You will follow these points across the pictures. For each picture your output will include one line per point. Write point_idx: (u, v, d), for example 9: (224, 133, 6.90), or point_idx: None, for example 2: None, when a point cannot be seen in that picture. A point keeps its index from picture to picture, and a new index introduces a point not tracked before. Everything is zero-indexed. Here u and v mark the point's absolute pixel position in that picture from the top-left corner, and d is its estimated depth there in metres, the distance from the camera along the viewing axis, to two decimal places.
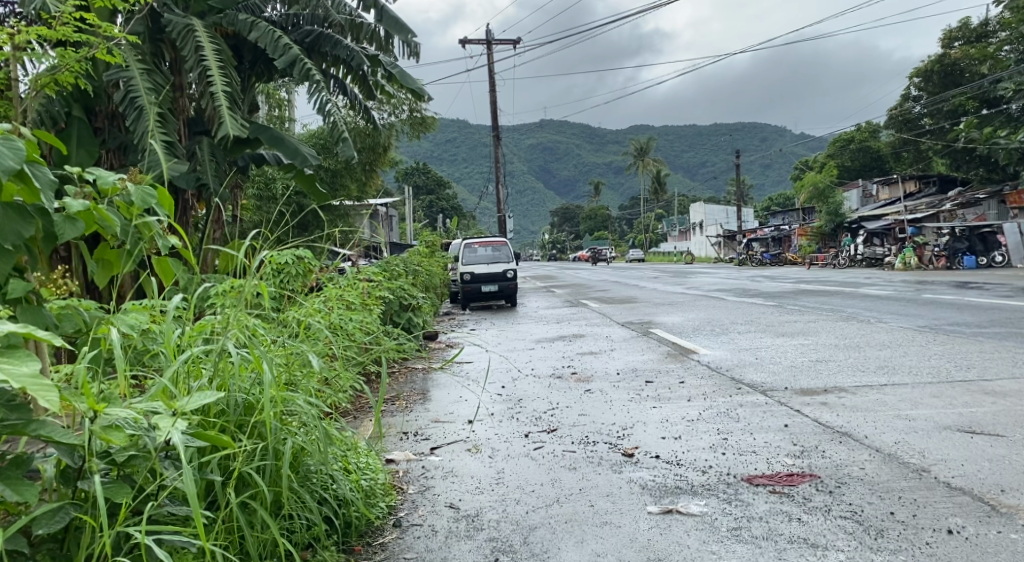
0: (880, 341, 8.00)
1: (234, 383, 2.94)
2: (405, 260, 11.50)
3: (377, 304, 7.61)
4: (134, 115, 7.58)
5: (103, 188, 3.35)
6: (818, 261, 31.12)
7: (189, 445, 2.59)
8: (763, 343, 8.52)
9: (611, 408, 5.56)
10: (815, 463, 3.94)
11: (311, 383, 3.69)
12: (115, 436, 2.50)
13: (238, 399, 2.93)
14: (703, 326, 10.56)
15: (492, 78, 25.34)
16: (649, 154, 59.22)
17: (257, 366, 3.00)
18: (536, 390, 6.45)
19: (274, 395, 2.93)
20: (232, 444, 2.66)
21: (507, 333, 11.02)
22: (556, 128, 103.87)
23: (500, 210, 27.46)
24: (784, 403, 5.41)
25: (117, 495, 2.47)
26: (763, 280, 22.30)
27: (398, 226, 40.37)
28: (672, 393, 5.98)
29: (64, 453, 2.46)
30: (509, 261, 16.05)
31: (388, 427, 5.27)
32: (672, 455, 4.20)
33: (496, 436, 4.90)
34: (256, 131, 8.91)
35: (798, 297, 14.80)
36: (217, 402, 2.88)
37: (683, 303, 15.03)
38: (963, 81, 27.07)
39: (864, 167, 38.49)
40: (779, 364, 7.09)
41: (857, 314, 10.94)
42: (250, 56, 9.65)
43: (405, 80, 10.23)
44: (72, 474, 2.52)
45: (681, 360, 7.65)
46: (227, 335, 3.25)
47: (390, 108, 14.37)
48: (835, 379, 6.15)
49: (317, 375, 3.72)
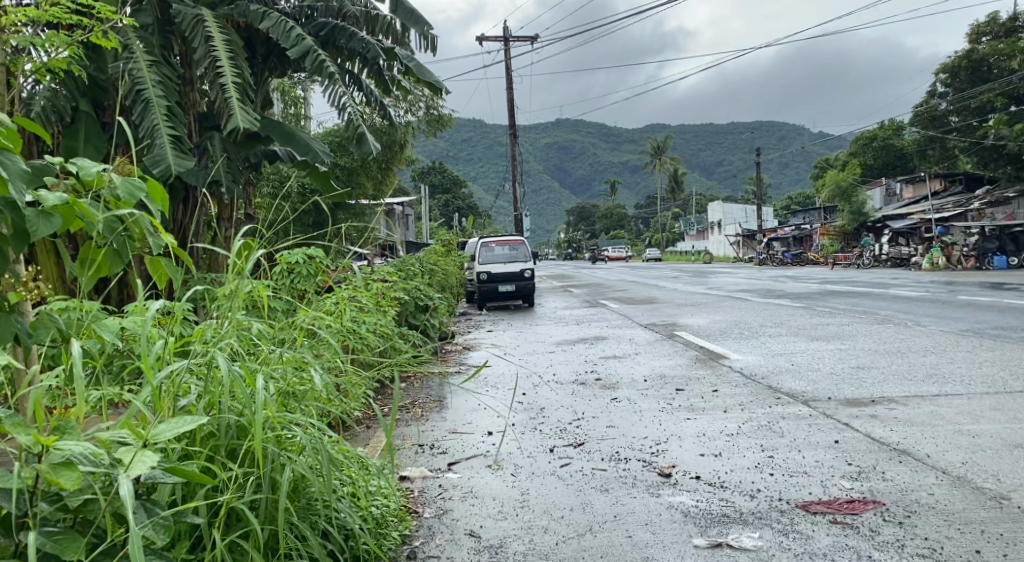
0: (922, 347, 7.56)
1: (224, 403, 2.59)
2: (421, 259, 11.15)
3: (392, 306, 7.25)
4: (140, 107, 7.22)
5: (85, 179, 2.96)
6: (841, 261, 30.55)
7: (160, 484, 2.26)
8: (797, 347, 8.10)
9: (641, 419, 5.16)
10: (875, 486, 3.54)
11: (317, 398, 3.32)
12: (65, 477, 2.17)
13: (226, 422, 2.56)
14: (731, 328, 10.13)
15: (509, 76, 24.93)
16: (666, 153, 58.69)
17: (249, 382, 2.64)
18: (559, 397, 6.06)
19: (269, 416, 2.58)
20: (212, 480, 2.31)
21: (526, 335, 10.62)
22: (573, 127, 103.33)
23: (517, 210, 27.11)
24: (830, 415, 5.00)
25: (67, 552, 2.17)
26: (787, 280, 21.79)
27: (414, 225, 40.10)
28: (707, 403, 5.58)
29: (1, 498, 2.14)
30: (526, 260, 15.67)
31: (402, 439, 4.89)
32: (714, 477, 3.82)
33: (518, 451, 4.50)
34: (269, 126, 8.56)
35: (826, 298, 14.33)
36: (204, 426, 2.53)
37: (707, 303, 14.61)
38: (991, 77, 26.41)
39: (887, 166, 37.83)
40: (818, 371, 6.67)
41: (892, 316, 10.48)
42: (263, 50, 9.32)
43: (423, 73, 9.88)
44: (15, 522, 2.20)
45: (712, 366, 7.24)
46: (220, 346, 2.89)
47: (406, 104, 13.95)
48: (881, 389, 5.72)
49: (323, 388, 3.35)
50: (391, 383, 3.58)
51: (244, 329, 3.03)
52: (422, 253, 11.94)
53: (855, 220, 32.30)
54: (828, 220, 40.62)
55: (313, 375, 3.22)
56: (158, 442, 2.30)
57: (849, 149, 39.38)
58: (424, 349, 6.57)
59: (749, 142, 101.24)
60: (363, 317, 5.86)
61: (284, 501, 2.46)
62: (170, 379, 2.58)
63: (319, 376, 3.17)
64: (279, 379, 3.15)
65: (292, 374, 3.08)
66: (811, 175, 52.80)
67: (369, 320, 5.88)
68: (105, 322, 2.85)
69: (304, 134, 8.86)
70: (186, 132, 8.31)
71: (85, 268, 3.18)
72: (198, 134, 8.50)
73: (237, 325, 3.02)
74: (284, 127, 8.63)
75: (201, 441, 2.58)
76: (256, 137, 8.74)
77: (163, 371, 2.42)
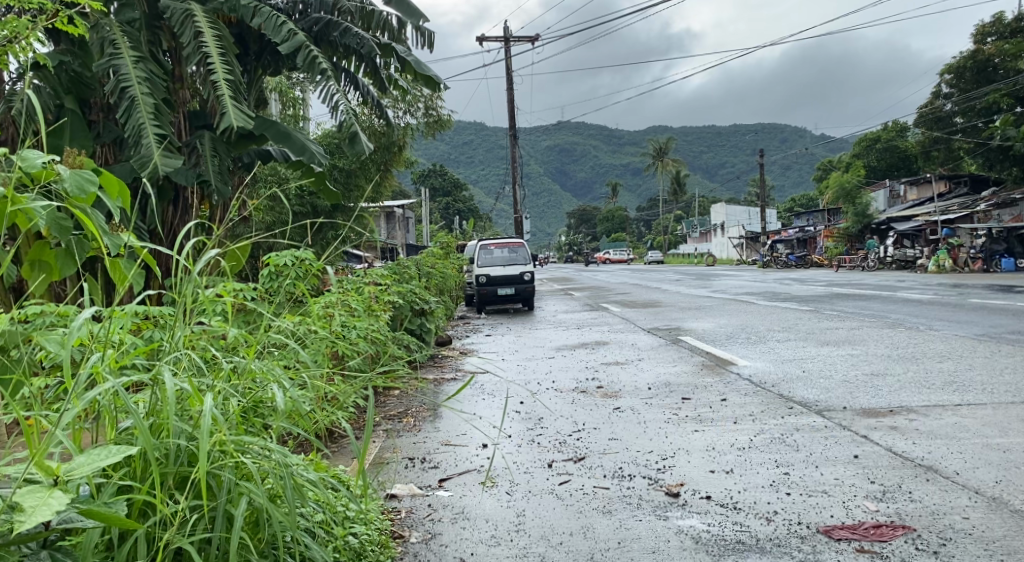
0: (938, 352, 7.25)
1: (168, 427, 2.33)
2: (418, 262, 10.88)
3: (385, 310, 6.97)
4: (126, 105, 6.86)
5: (28, 172, 2.66)
6: (846, 263, 30.19)
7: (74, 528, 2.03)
8: (807, 353, 7.79)
9: (645, 431, 4.88)
10: (902, 509, 3.24)
11: (289, 415, 3.04)
12: None
13: (173, 449, 2.32)
14: (737, 334, 9.81)
15: (510, 77, 24.66)
16: (668, 155, 58.38)
17: (199, 401, 2.40)
18: (558, 406, 5.77)
19: (220, 441, 2.31)
20: (136, 523, 2.08)
21: (525, 339, 10.33)
22: (574, 129, 103.02)
23: (518, 212, 26.82)
24: (847, 427, 4.71)
25: None
26: (793, 282, 21.49)
27: (415, 228, 39.93)
28: (715, 413, 5.28)
29: None
30: (526, 262, 15.38)
31: (392, 453, 4.61)
32: (725, 497, 3.53)
33: (515, 466, 4.21)
34: (261, 126, 8.27)
35: (833, 302, 13.99)
36: (142, 455, 2.28)
37: (712, 306, 14.33)
38: (997, 77, 26.11)
39: (891, 168, 37.53)
40: (831, 378, 6.37)
41: (903, 320, 10.16)
42: (256, 47, 9.05)
43: (419, 69, 9.58)
44: None
45: (719, 373, 6.93)
46: (171, 360, 2.63)
47: (405, 105, 13.65)
48: (900, 398, 5.42)
49: (296, 404, 3.07)
50: (377, 394, 3.30)
51: (198, 340, 2.76)
52: (419, 255, 11.67)
53: (859, 222, 32.01)
54: (831, 222, 40.33)
55: (284, 390, 2.94)
56: (73, 483, 2.08)
57: (853, 151, 39.05)
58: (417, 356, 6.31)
59: (752, 145, 100.87)
60: (353, 322, 5.61)
61: (234, 538, 2.20)
62: (111, 399, 2.35)
63: (290, 392, 2.89)
64: (248, 392, 2.88)
65: (261, 390, 2.80)
66: (814, 177, 52.47)
67: (360, 325, 5.60)
68: (50, 334, 2.59)
69: (298, 134, 8.57)
70: (175, 132, 8.03)
71: (36, 270, 2.98)
72: (188, 134, 8.22)
73: (191, 336, 2.74)
74: (277, 125, 8.35)
75: (146, 470, 2.35)
76: (248, 137, 8.47)
77: (91, 395, 2.18)
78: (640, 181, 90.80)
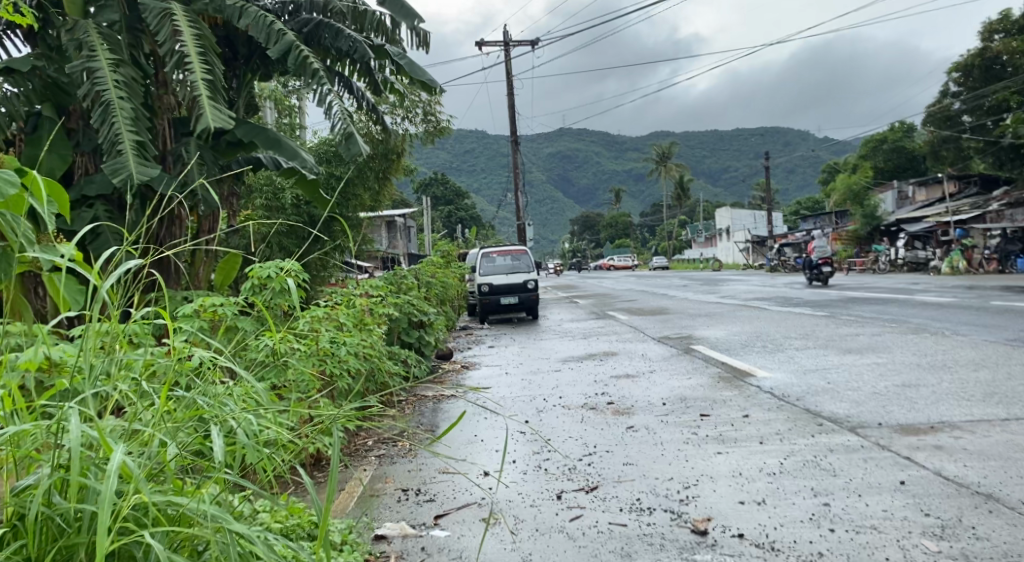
0: (968, 360, 6.83)
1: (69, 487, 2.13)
2: (416, 272, 10.47)
3: (379, 325, 6.57)
4: (100, 111, 6.36)
5: None
6: (856, 266, 29.74)
7: None
8: (829, 362, 7.35)
9: (662, 452, 4.47)
10: (968, 548, 2.89)
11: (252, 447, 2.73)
12: None
13: (82, 511, 2.14)
14: (752, 341, 9.37)
15: (511, 83, 24.24)
16: (671, 160, 57.85)
17: (111, 451, 2.18)
18: (566, 426, 5.33)
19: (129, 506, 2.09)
20: None
21: (530, 350, 9.91)
22: (576, 136, 102.65)
23: (520, 219, 26.39)
24: (886, 446, 4.27)
25: None
26: (805, 286, 21.01)
27: (418, 238, 39.54)
28: (738, 433, 4.82)
29: None
30: (530, 270, 14.93)
31: (384, 483, 4.19)
32: (759, 535, 3.12)
33: (518, 498, 3.77)
34: (248, 130, 7.84)
35: (848, 306, 13.53)
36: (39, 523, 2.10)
37: (723, 313, 13.87)
38: (1005, 75, 25.63)
39: (897, 170, 37.08)
40: (860, 390, 5.91)
41: (925, 325, 9.71)
42: (245, 50, 8.65)
43: (415, 72, 9.17)
44: None
45: (737, 386, 6.48)
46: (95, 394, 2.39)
47: (404, 111, 13.20)
48: (938, 412, 4.99)
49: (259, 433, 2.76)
50: (354, 424, 2.98)
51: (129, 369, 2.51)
52: (418, 265, 11.25)
53: (868, 224, 31.49)
54: (838, 224, 39.88)
55: (243, 421, 2.66)
56: None
57: (859, 153, 38.55)
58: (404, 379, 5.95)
59: (756, 147, 100.32)
60: (342, 337, 5.22)
61: None
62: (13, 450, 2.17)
63: (246, 424, 2.61)
64: (195, 432, 2.62)
65: (207, 429, 2.53)
66: (820, 181, 51.99)
67: (350, 341, 5.22)
68: None
69: (289, 140, 8.12)
70: (158, 140, 7.63)
71: None
72: (174, 141, 7.84)
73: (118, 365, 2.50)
74: (265, 131, 7.93)
75: (56, 535, 2.18)
76: (237, 144, 8.07)
77: None
78: (645, 187, 90.35)
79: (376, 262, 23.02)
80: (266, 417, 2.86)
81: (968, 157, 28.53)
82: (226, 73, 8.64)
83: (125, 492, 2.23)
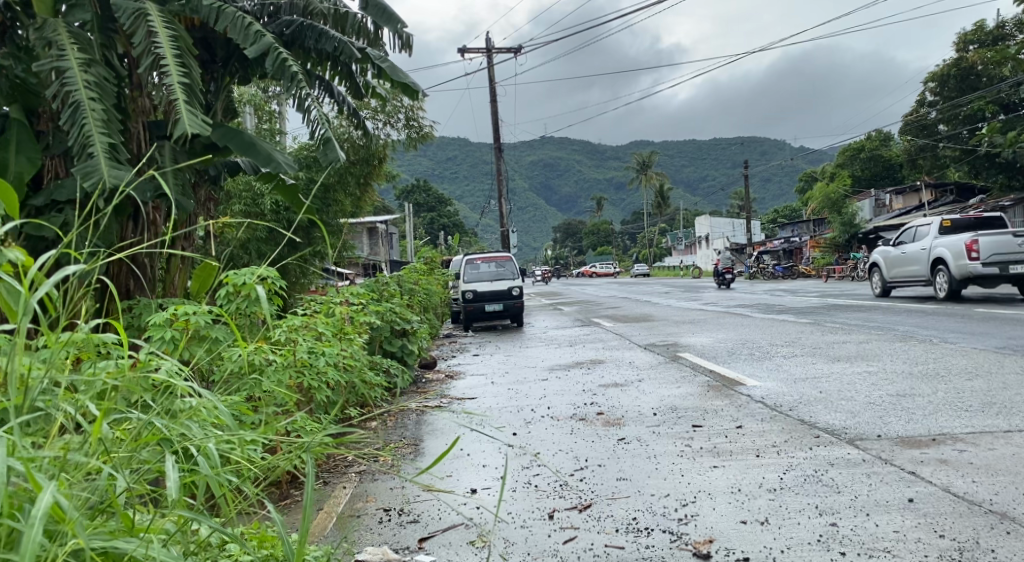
0: (961, 368, 6.69)
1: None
2: (398, 278, 10.26)
3: (360, 334, 6.36)
4: (69, 113, 6.08)
5: None
6: (836, 273, 29.80)
7: None
8: (820, 371, 7.20)
9: (657, 466, 4.30)
10: None
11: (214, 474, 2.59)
12: None
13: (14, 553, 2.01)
14: (740, 349, 9.22)
15: (493, 89, 24.03)
16: (651, 167, 57.81)
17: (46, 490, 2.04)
18: (554, 438, 5.14)
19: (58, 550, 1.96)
20: None
21: (515, 359, 9.72)
22: (557, 143, 102.48)
23: (503, 227, 26.20)
24: (888, 460, 4.11)
25: None
26: (787, 293, 20.93)
27: (399, 244, 39.21)
28: (734, 445, 4.65)
29: None
30: (513, 276, 14.75)
31: (364, 504, 4.01)
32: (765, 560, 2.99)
33: (510, 518, 3.60)
34: (224, 134, 7.58)
35: (831, 313, 13.41)
36: None
37: (707, 320, 13.72)
38: (980, 85, 25.69)
39: (875, 178, 37.26)
40: (854, 400, 5.76)
41: (912, 332, 9.59)
42: (223, 53, 8.34)
43: (398, 75, 8.97)
44: None
45: (729, 396, 6.32)
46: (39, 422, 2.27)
47: (384, 115, 12.97)
48: (938, 423, 4.84)
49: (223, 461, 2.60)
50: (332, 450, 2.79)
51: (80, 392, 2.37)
52: (401, 272, 11.05)
53: (847, 232, 31.59)
54: (818, 232, 40.00)
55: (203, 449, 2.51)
56: None
57: (838, 160, 38.68)
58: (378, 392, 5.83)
59: (736, 154, 100.69)
60: (322, 348, 5.00)
61: None
62: None
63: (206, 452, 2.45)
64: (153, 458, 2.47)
65: (163, 461, 2.36)
66: (798, 189, 52.10)
67: (330, 352, 5.02)
68: None
69: (265, 143, 7.86)
70: (132, 143, 7.37)
71: None
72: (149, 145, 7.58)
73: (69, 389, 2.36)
74: (239, 132, 7.68)
75: None
76: (214, 148, 7.81)
77: None
78: (625, 194, 90.47)
79: (357, 268, 22.72)
80: (234, 442, 2.70)
81: (945, 165, 28.59)
82: (203, 76, 8.39)
83: (64, 533, 2.09)
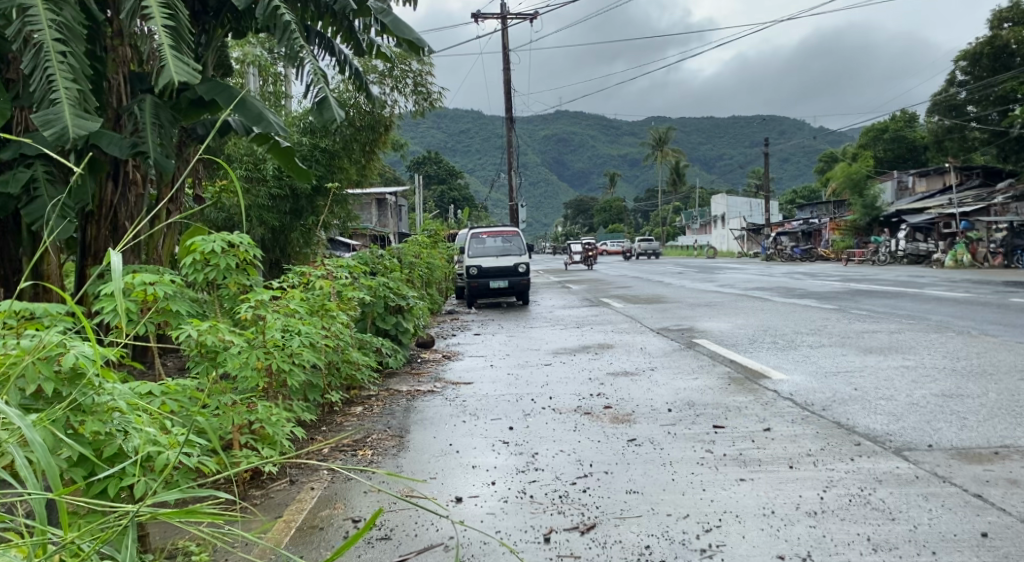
0: (1010, 367, 6.03)
1: None
2: (398, 250, 9.66)
3: (348, 309, 5.80)
4: (31, 55, 5.45)
5: None
6: (855, 257, 28.95)
7: None
8: (852, 364, 6.57)
9: (671, 474, 3.73)
10: None
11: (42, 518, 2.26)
12: None
13: None
14: (761, 337, 8.57)
15: (508, 57, 23.19)
16: (668, 145, 56.61)
17: None
18: (555, 434, 4.57)
19: None
20: None
21: (519, 339, 9.11)
22: (573, 118, 101.25)
23: (513, 200, 25.40)
24: (948, 478, 3.50)
25: None
26: (805, 276, 20.20)
27: (409, 216, 38.33)
28: (763, 453, 4.03)
29: None
30: (522, 252, 14.06)
31: (330, 512, 3.53)
32: None
33: (493, 541, 3.09)
34: (211, 92, 6.78)
35: (855, 299, 12.70)
36: None
37: (724, 303, 13.04)
38: (1014, 65, 24.65)
39: (898, 159, 36.21)
40: (895, 400, 5.13)
41: (948, 322, 8.92)
42: (213, 3, 7.63)
43: (403, 33, 8.33)
44: None
45: (753, 391, 5.69)
46: None
47: (393, 80, 12.25)
48: (997, 432, 4.23)
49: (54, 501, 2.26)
50: (219, 492, 2.42)
51: None
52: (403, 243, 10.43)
53: (867, 214, 30.67)
54: (837, 213, 39.04)
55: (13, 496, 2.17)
56: None
57: (859, 141, 37.66)
58: (364, 373, 5.35)
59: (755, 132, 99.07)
60: (296, 327, 4.45)
61: None
62: None
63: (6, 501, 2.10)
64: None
65: None
66: (817, 169, 50.90)
67: (305, 331, 4.45)
68: None
69: (256, 99, 7.17)
70: (111, 97, 6.75)
71: None
72: (130, 99, 6.92)
73: None
74: (231, 89, 6.84)
75: None
76: (201, 105, 7.06)
77: None
78: (640, 171, 89.25)
79: (365, 239, 22.01)
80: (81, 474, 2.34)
81: (974, 148, 27.61)
82: (192, 28, 7.65)
83: None
